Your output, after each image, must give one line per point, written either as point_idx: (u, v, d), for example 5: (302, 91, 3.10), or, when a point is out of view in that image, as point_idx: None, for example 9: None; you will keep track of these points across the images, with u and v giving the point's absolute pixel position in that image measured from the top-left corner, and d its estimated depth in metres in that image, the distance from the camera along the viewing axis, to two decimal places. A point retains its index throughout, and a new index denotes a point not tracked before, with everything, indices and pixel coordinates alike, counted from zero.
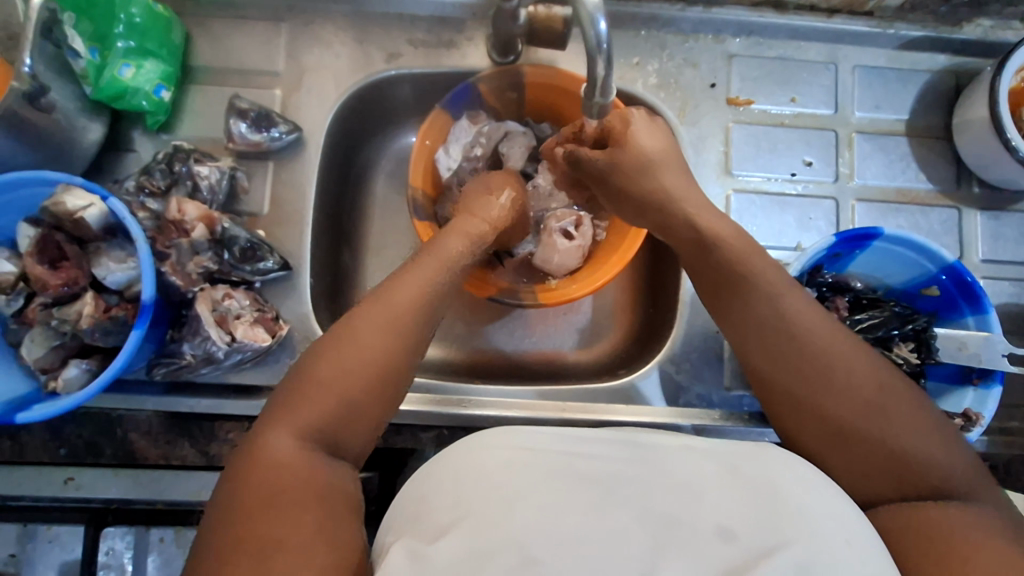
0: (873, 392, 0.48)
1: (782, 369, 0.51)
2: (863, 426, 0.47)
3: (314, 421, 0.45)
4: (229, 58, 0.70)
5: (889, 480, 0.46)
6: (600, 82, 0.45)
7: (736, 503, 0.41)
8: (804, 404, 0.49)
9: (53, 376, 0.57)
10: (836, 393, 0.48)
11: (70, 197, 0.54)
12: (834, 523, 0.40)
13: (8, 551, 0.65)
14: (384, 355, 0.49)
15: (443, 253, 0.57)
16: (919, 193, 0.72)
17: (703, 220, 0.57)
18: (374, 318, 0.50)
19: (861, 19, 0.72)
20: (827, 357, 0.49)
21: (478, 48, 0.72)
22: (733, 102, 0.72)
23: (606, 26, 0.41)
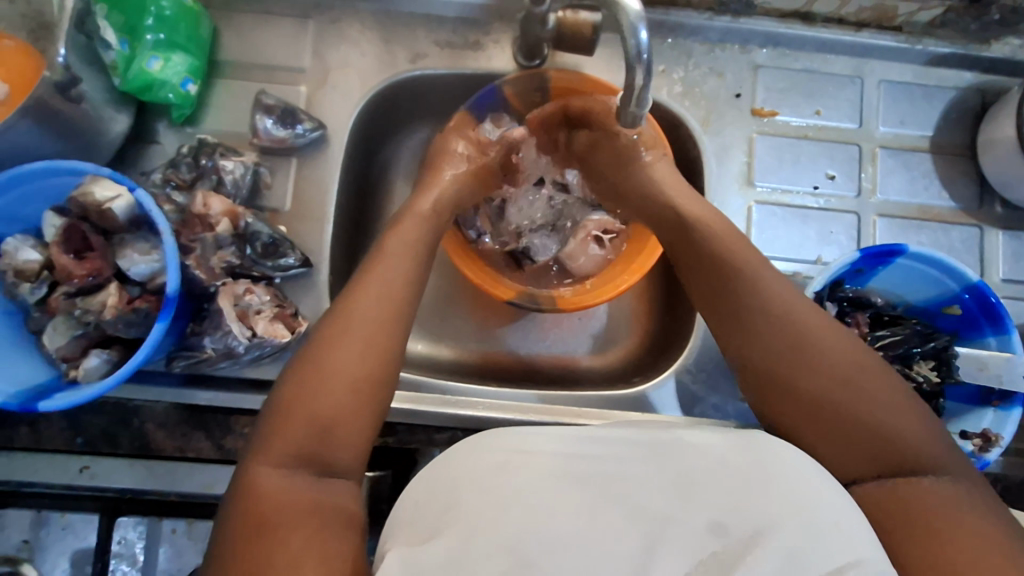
0: (852, 368, 0.49)
1: (763, 351, 0.52)
2: (843, 402, 0.48)
3: (297, 447, 0.47)
4: (256, 53, 0.70)
5: (868, 455, 0.47)
6: (638, 91, 0.45)
7: (727, 496, 0.41)
8: (785, 385, 0.50)
9: (74, 365, 0.57)
10: (813, 372, 0.49)
11: (98, 188, 0.55)
12: (823, 509, 0.41)
13: (21, 537, 0.65)
14: (358, 371, 0.50)
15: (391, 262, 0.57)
16: (941, 210, 0.71)
17: (681, 202, 0.61)
18: (344, 337, 0.51)
19: (889, 34, 0.71)
20: (799, 332, 0.51)
21: (503, 51, 0.72)
22: (758, 113, 0.71)
23: (647, 36, 0.41)
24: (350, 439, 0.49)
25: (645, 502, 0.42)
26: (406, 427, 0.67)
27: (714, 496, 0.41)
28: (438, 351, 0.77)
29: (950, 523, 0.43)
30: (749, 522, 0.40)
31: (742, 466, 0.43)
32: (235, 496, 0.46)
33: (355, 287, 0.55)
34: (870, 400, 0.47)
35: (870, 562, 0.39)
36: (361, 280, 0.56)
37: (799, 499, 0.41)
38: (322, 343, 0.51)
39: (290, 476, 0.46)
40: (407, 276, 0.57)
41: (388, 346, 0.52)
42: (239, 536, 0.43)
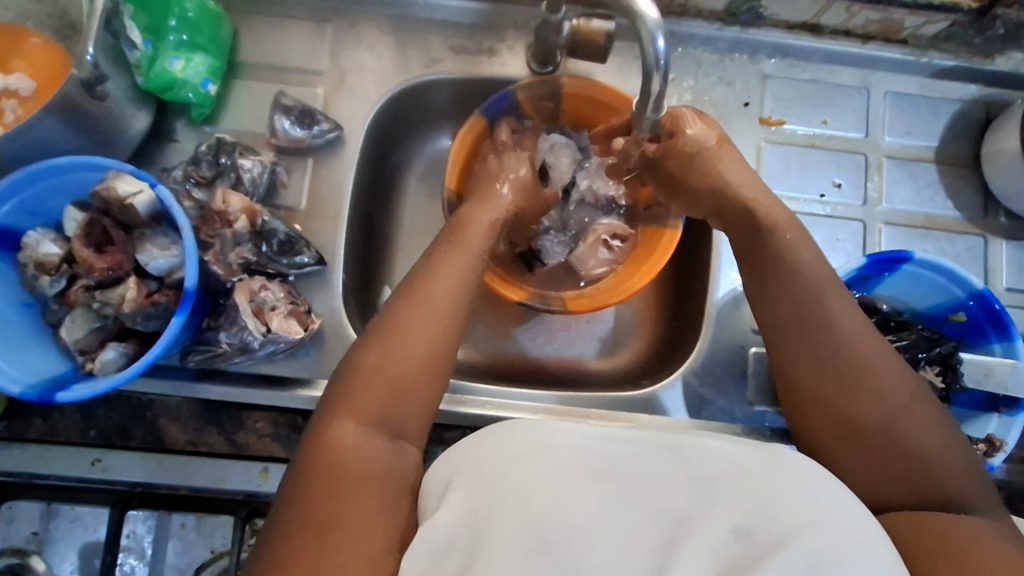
0: (903, 399, 0.49)
1: (812, 370, 0.52)
2: (890, 428, 0.48)
3: (371, 409, 0.48)
4: (275, 56, 0.71)
5: (904, 485, 0.47)
6: (655, 97, 0.46)
7: (753, 503, 0.41)
8: (830, 405, 0.51)
9: (91, 358, 0.58)
10: (866, 395, 0.49)
11: (121, 183, 0.56)
12: (846, 519, 0.41)
13: (31, 529, 0.65)
14: (430, 346, 0.51)
15: (464, 245, 0.58)
16: (946, 220, 0.72)
17: (762, 206, 0.59)
18: (418, 313, 0.52)
19: (895, 47, 0.73)
20: (861, 360, 0.50)
21: (517, 57, 0.73)
22: (766, 121, 0.73)
23: (665, 44, 0.42)
24: (418, 408, 0.50)
25: (666, 507, 0.41)
26: None
27: (739, 503, 0.41)
28: None
29: (963, 536, 0.44)
30: (776, 529, 0.39)
31: (769, 475, 0.43)
32: (309, 450, 0.47)
33: (426, 271, 0.55)
34: (915, 429, 0.48)
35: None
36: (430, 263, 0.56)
37: (823, 509, 0.41)
38: (393, 321, 0.52)
39: (368, 434, 0.48)
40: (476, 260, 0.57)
41: (456, 322, 0.54)
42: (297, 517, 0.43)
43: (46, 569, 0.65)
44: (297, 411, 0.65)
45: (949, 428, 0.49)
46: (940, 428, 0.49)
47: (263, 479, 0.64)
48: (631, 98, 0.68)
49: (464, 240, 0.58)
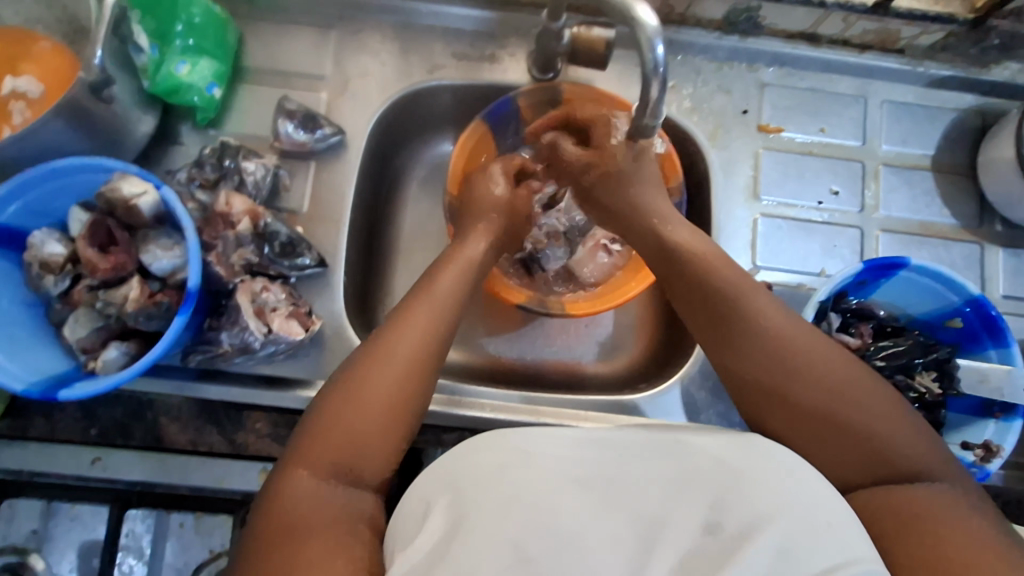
0: (847, 379, 0.48)
1: (754, 365, 0.50)
2: (839, 413, 0.47)
3: (329, 459, 0.47)
4: (279, 61, 0.72)
5: (863, 467, 0.46)
6: (652, 104, 0.46)
7: (720, 493, 0.41)
8: (777, 398, 0.49)
9: (93, 357, 0.59)
10: (809, 385, 0.48)
11: (126, 184, 0.56)
12: (814, 506, 0.41)
13: (30, 527, 0.65)
14: (393, 391, 0.50)
15: (435, 286, 0.57)
16: (943, 227, 0.73)
17: (662, 221, 0.60)
18: (381, 356, 0.51)
19: (892, 57, 0.74)
20: (784, 348, 0.50)
21: (519, 64, 0.74)
22: (764, 129, 0.74)
23: (664, 51, 0.42)
24: (378, 456, 0.49)
25: (644, 504, 0.42)
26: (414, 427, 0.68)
27: (709, 496, 0.42)
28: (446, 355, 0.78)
29: (933, 511, 0.44)
30: (745, 520, 0.40)
31: (736, 466, 0.43)
32: (264, 505, 0.46)
33: (398, 317, 0.54)
34: (866, 408, 0.47)
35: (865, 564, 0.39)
36: (401, 308, 0.55)
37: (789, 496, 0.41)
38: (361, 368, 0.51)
39: (325, 484, 0.47)
40: (455, 295, 0.57)
41: (424, 366, 0.52)
42: (262, 543, 0.44)
43: (45, 567, 0.65)
44: (296, 410, 0.65)
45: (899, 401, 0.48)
46: (887, 399, 0.48)
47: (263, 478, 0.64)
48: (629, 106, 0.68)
49: (432, 283, 0.57)
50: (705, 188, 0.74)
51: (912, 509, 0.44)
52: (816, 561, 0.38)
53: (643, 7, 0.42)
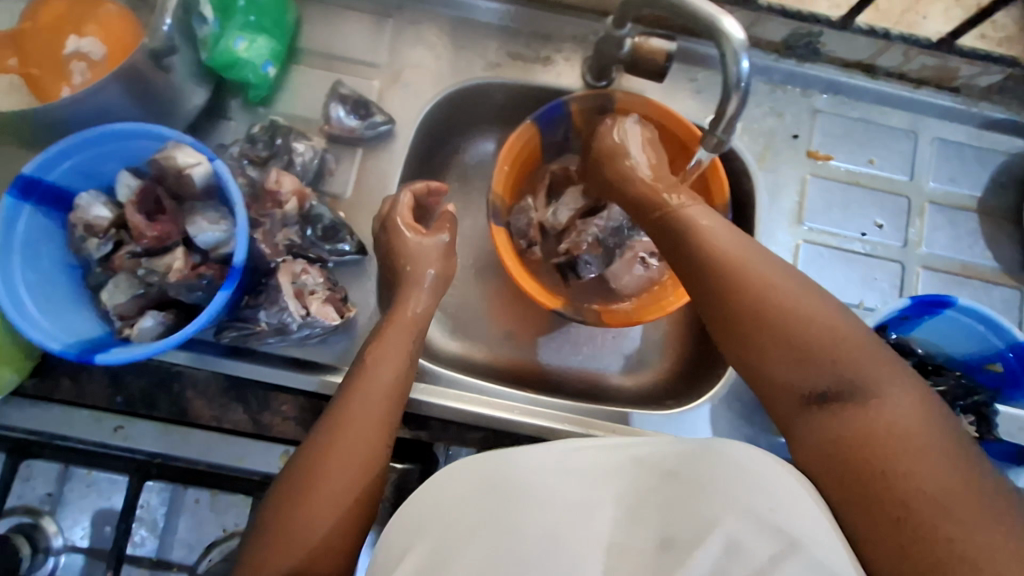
0: (806, 314, 0.49)
1: (727, 332, 0.52)
2: (788, 344, 0.48)
3: (285, 562, 0.48)
4: (335, 45, 0.72)
5: (849, 449, 0.44)
6: (729, 118, 0.45)
7: (680, 497, 0.42)
8: (733, 334, 0.52)
9: (129, 324, 0.58)
10: (763, 324, 0.49)
11: (180, 154, 0.56)
12: (763, 496, 0.41)
13: (45, 490, 0.65)
14: (345, 481, 0.52)
15: (371, 386, 0.57)
16: (984, 270, 0.72)
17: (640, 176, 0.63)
18: (331, 449, 0.53)
19: (947, 95, 0.74)
20: (761, 306, 0.50)
21: (573, 69, 0.74)
22: (813, 155, 0.73)
23: (748, 65, 0.42)
24: (336, 549, 0.50)
25: (602, 512, 0.42)
26: (439, 423, 0.67)
27: (665, 503, 0.42)
28: (472, 353, 0.78)
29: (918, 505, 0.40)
30: (700, 520, 0.40)
31: (691, 468, 0.43)
32: None
33: (333, 422, 0.55)
34: (812, 337, 0.48)
35: (810, 547, 0.39)
36: (346, 402, 0.56)
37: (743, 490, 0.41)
38: (302, 476, 0.52)
39: None
40: (391, 390, 0.57)
41: (373, 448, 0.54)
42: None
43: (57, 531, 0.65)
44: (322, 396, 0.64)
45: (844, 322, 0.48)
46: (839, 320, 0.49)
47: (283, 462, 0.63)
48: (693, 128, 0.69)
49: (367, 375, 0.57)
50: (750, 209, 0.73)
51: (865, 439, 0.44)
52: (764, 550, 0.38)
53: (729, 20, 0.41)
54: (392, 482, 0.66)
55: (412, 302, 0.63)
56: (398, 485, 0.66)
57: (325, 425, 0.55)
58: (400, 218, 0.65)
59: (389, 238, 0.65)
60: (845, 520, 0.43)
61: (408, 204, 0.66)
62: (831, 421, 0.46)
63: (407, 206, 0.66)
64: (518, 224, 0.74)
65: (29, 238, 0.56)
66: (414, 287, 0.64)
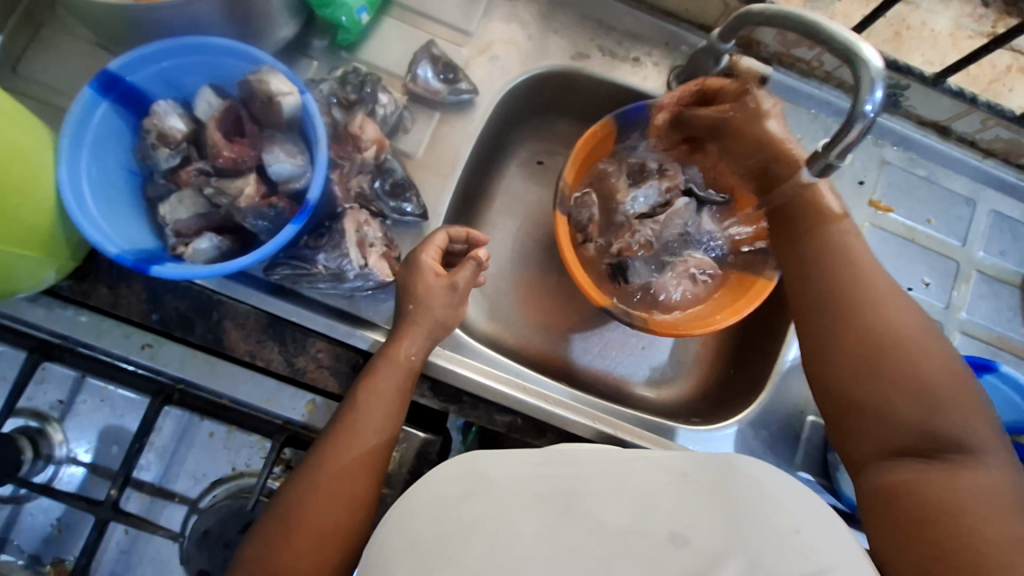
0: (932, 360, 0.50)
1: (847, 345, 0.53)
2: (907, 376, 0.50)
3: None
4: (430, 4, 0.71)
5: (921, 488, 0.46)
6: (845, 144, 0.48)
7: (689, 505, 0.40)
8: (846, 348, 0.53)
9: (184, 242, 0.57)
10: (904, 356, 0.51)
11: (274, 80, 0.55)
12: (777, 514, 0.39)
13: (57, 397, 0.63)
14: (327, 519, 0.52)
15: (354, 429, 0.55)
16: (1018, 345, 0.74)
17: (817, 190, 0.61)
18: (307, 493, 0.52)
19: (1011, 170, 0.75)
20: (891, 335, 0.52)
21: (660, 75, 0.74)
22: (875, 204, 0.74)
23: (882, 95, 0.45)
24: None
25: (609, 519, 0.39)
26: (470, 400, 0.66)
27: (677, 512, 0.39)
28: (503, 335, 0.77)
29: (985, 543, 0.41)
30: (716, 538, 0.38)
31: (706, 483, 0.41)
32: None
33: (316, 468, 0.53)
34: (929, 376, 0.50)
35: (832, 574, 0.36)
36: (325, 444, 0.55)
37: (755, 505, 0.40)
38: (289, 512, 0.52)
39: None
40: (377, 432, 0.56)
41: (353, 489, 0.53)
42: None
43: (62, 440, 0.63)
44: (361, 351, 0.63)
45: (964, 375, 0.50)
46: (949, 373, 0.50)
47: (307, 410, 0.63)
48: None
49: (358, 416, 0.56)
50: None
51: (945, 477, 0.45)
52: (784, 569, 0.36)
53: (871, 48, 0.44)
54: (412, 450, 0.65)
55: (407, 340, 0.59)
56: (419, 454, 0.65)
57: (308, 467, 0.54)
58: (426, 257, 0.62)
59: (408, 271, 0.62)
60: (898, 540, 0.44)
61: (439, 245, 0.63)
62: (912, 460, 0.47)
63: (436, 246, 0.63)
64: (580, 216, 0.74)
65: (101, 133, 0.55)
66: (418, 315, 0.60)
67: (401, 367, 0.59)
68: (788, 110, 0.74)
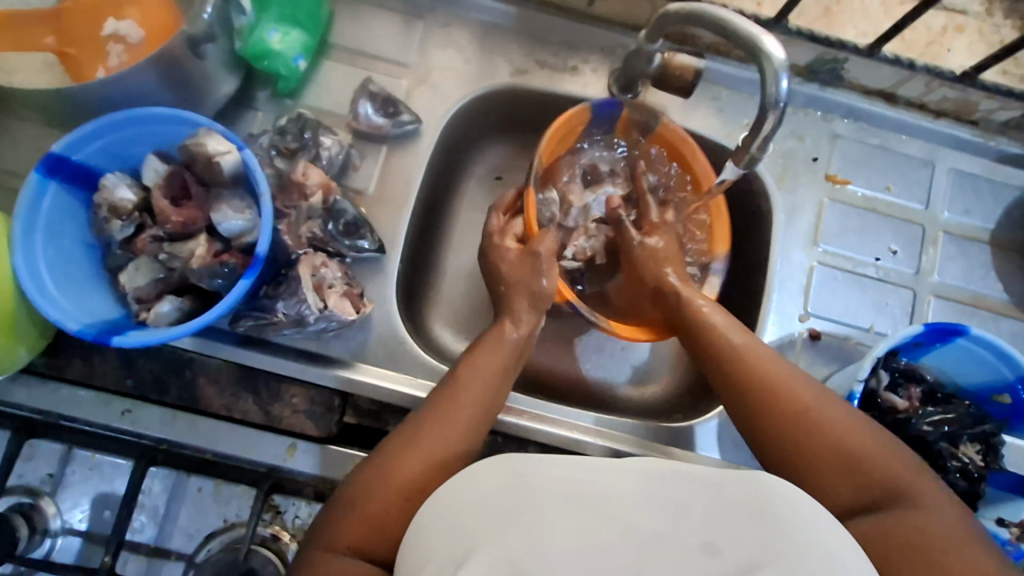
0: (839, 423, 0.50)
1: (761, 427, 0.53)
2: (837, 453, 0.49)
3: (354, 538, 0.47)
4: (366, 42, 0.73)
5: (896, 544, 0.44)
6: (764, 134, 0.49)
7: (725, 514, 0.38)
8: (766, 429, 0.52)
9: (146, 307, 0.58)
10: (811, 427, 0.50)
11: (211, 141, 0.56)
12: (813, 521, 0.38)
13: (46, 470, 0.64)
14: (421, 476, 0.49)
15: (463, 397, 0.54)
16: (994, 301, 0.73)
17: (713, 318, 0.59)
18: (410, 447, 0.50)
19: (965, 127, 0.75)
20: (797, 409, 0.51)
21: (600, 80, 0.74)
22: (832, 179, 0.74)
23: (788, 85, 0.46)
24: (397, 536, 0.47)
25: (643, 525, 0.37)
26: None
27: (706, 522, 0.37)
28: None
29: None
30: (743, 549, 0.36)
31: (740, 493, 0.39)
32: None
33: (422, 424, 0.52)
34: (844, 443, 0.49)
35: None
36: (435, 402, 0.54)
37: (791, 516, 0.38)
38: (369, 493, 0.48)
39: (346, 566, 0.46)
40: (484, 407, 0.54)
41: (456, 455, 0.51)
42: None
43: (55, 513, 0.64)
44: (334, 391, 0.65)
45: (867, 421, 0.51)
46: (857, 429, 0.50)
47: (290, 455, 0.62)
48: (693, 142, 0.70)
49: (461, 398, 0.54)
50: (766, 228, 0.74)
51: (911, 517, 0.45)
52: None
53: (773, 41, 0.45)
54: None
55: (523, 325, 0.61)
56: None
57: (412, 426, 0.52)
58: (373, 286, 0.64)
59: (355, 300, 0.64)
60: None
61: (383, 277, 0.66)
62: (877, 517, 0.46)
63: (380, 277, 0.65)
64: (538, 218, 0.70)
65: (54, 215, 0.57)
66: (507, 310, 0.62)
67: (508, 351, 0.58)
68: (734, 97, 0.74)
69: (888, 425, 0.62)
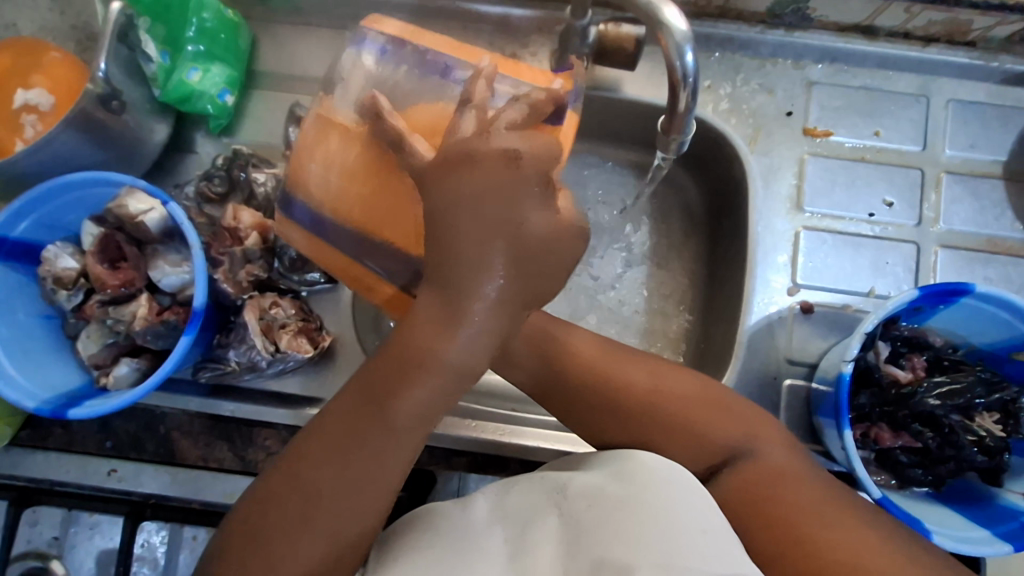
0: (679, 396, 0.49)
1: (622, 429, 0.49)
2: (686, 430, 0.48)
3: None
4: (294, 65, 0.70)
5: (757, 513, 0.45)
6: (680, 114, 0.48)
7: (613, 530, 0.40)
8: (622, 429, 0.49)
9: (104, 372, 0.58)
10: (658, 413, 0.49)
11: (133, 201, 0.56)
12: (692, 514, 0.40)
13: (52, 533, 0.65)
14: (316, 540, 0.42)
15: (380, 448, 0.43)
16: (1013, 243, 0.65)
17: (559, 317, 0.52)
18: (302, 506, 0.42)
19: (962, 49, 0.66)
20: (642, 400, 0.49)
21: (542, 63, 0.69)
22: (810, 132, 0.67)
23: (693, 58, 0.44)
24: None
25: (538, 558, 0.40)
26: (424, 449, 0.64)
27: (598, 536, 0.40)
28: None
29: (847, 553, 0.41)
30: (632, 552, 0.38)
31: (620, 498, 0.41)
32: None
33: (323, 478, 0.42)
34: (690, 418, 0.48)
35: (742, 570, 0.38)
36: (343, 450, 0.43)
37: (668, 514, 0.40)
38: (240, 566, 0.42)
39: None
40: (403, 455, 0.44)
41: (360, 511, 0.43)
42: None
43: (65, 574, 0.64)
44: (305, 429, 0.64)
45: (715, 387, 0.51)
46: (698, 397, 0.50)
47: None
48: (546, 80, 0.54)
49: (374, 454, 0.43)
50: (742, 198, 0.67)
51: (770, 475, 0.46)
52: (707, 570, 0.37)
53: (670, 11, 0.43)
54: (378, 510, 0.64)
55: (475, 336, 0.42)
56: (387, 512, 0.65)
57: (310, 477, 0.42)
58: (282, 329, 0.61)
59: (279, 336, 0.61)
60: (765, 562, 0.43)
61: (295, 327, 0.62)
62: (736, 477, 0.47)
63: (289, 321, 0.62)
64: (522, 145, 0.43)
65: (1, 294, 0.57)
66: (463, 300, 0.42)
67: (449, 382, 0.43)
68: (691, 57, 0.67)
69: (887, 403, 0.57)
